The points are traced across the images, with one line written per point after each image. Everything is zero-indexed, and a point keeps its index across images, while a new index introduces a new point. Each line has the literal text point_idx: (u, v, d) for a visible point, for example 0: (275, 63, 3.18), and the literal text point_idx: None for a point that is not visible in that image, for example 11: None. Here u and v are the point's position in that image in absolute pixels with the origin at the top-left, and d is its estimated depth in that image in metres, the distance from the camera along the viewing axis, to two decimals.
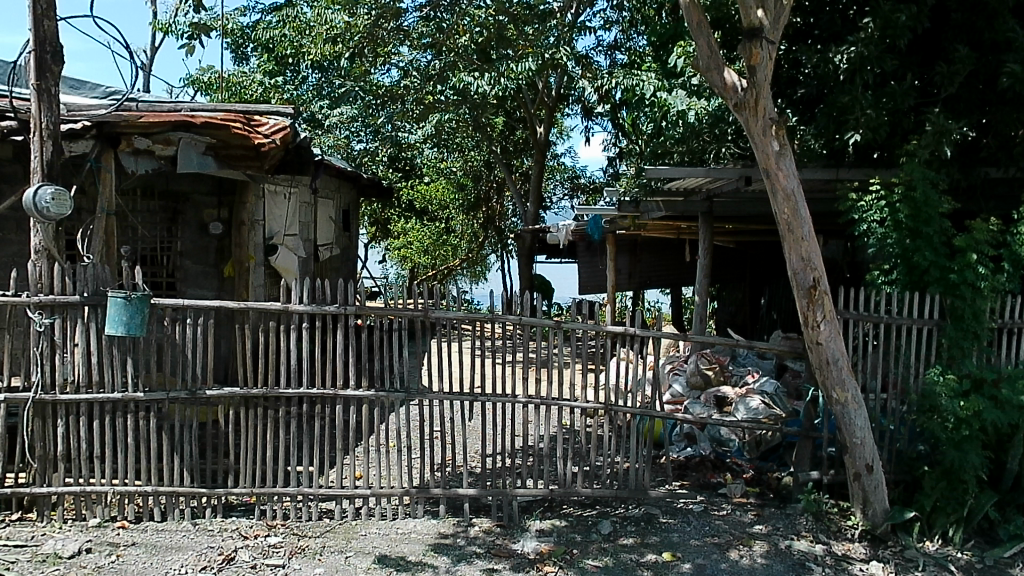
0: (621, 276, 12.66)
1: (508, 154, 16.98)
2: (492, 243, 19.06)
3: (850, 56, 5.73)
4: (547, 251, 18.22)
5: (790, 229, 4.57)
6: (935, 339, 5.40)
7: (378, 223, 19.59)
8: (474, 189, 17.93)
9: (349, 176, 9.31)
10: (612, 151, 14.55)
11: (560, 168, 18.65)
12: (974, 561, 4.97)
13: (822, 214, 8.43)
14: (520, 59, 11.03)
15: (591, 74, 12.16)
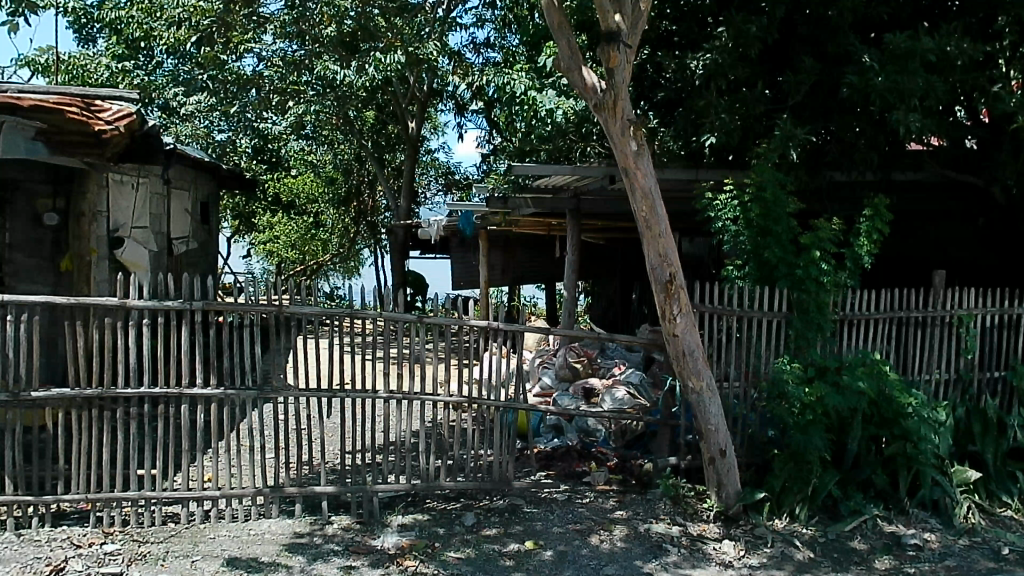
0: (495, 272, 12.91)
1: (380, 148, 16.90)
2: (364, 237, 18.84)
3: (706, 62, 6.00)
4: (421, 247, 18.20)
5: (648, 226, 4.76)
6: (783, 330, 5.77)
7: (242, 216, 18.89)
8: (345, 182, 18.25)
9: (208, 167, 8.97)
10: (485, 149, 14.66)
11: (434, 163, 18.69)
12: (818, 536, 5.35)
13: (682, 212, 8.85)
14: (389, 51, 11.05)
15: (462, 70, 12.18)
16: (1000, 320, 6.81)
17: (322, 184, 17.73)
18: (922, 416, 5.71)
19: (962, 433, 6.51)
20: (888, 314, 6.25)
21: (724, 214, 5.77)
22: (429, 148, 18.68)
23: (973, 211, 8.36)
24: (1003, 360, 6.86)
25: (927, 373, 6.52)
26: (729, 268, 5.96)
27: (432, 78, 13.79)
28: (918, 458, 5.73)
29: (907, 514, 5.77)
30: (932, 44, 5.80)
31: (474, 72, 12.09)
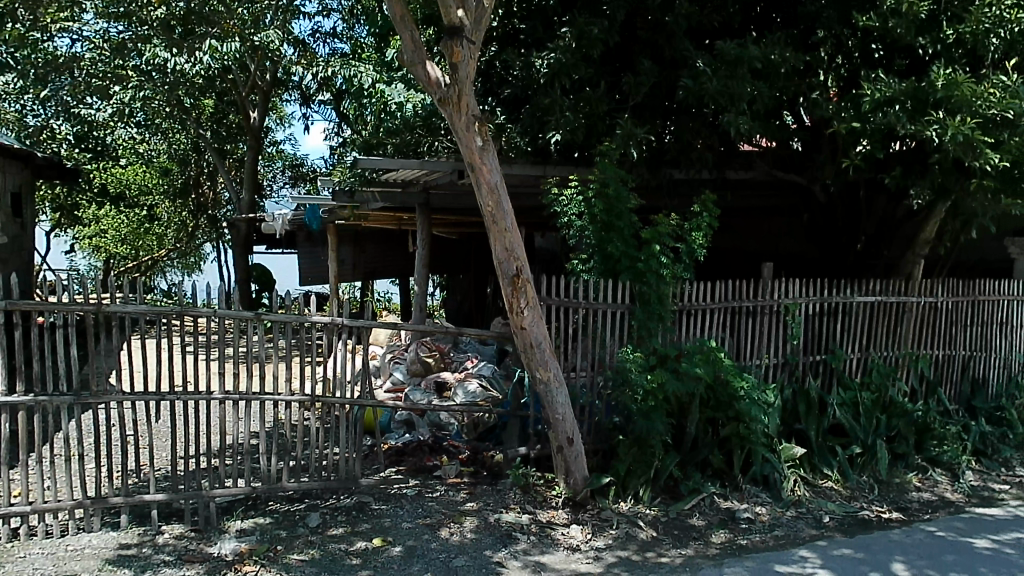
0: (345, 267, 12.59)
1: (220, 139, 16.34)
2: (205, 231, 18.10)
3: (550, 61, 6.18)
4: (267, 241, 17.61)
5: (494, 221, 4.83)
6: (626, 321, 6.03)
7: (65, 209, 17.53)
8: (181, 174, 17.19)
9: (17, 154, 8.27)
10: (335, 141, 14.29)
11: (281, 154, 18.12)
12: (660, 516, 5.63)
13: (529, 208, 9.07)
14: (226, 39, 10.87)
15: (306, 60, 11.89)
16: (821, 307, 7.43)
17: (156, 176, 16.73)
18: (753, 398, 6.10)
19: (789, 412, 7.05)
20: (721, 304, 6.67)
21: (569, 210, 5.96)
22: (274, 139, 18.06)
23: (798, 207, 9.04)
24: (824, 345, 7.47)
25: (758, 358, 7.01)
26: (575, 262, 6.16)
27: (275, 66, 13.31)
28: (750, 438, 6.16)
29: (741, 489, 6.20)
30: (758, 52, 6.21)
31: (320, 62, 11.83)
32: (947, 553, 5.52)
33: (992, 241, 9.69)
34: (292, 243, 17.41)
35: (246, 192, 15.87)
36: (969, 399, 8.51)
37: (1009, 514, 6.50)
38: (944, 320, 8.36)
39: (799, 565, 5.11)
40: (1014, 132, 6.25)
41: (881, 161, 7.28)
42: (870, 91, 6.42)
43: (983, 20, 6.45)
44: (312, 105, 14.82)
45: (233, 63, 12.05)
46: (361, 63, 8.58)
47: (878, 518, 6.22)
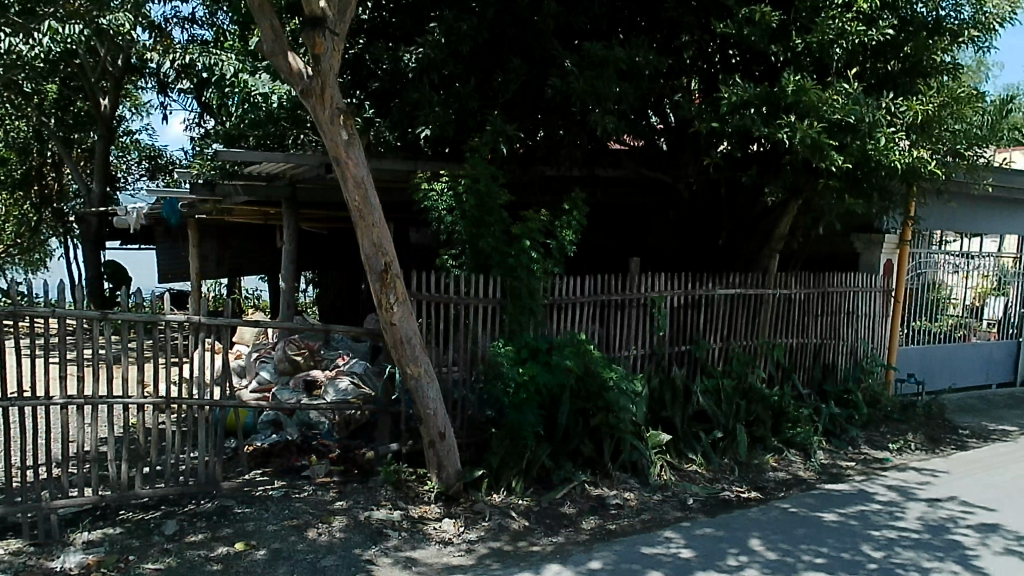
0: (207, 263, 12.47)
1: (66, 127, 15.39)
2: (50, 224, 17.07)
3: (419, 56, 6.36)
4: (121, 237, 16.65)
5: (362, 215, 4.81)
6: (498, 315, 6.12)
7: None
8: (22, 163, 16.24)
9: None
10: (195, 132, 13.66)
11: (136, 145, 17.17)
12: (532, 505, 5.73)
13: (397, 202, 9.02)
14: (68, 20, 10.17)
15: (163, 45, 11.24)
16: (684, 300, 7.79)
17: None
18: (621, 388, 6.34)
19: (656, 401, 7.37)
20: (591, 298, 6.88)
21: (440, 205, 6.04)
22: (129, 130, 17.09)
23: (665, 204, 9.43)
24: (687, 335, 7.84)
25: (626, 349, 7.27)
26: (445, 256, 6.21)
27: (128, 51, 12.58)
28: (619, 427, 6.39)
29: (611, 476, 6.41)
30: (622, 54, 6.43)
31: (177, 49, 11.23)
32: (798, 527, 5.93)
33: (840, 237, 10.43)
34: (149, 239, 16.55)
35: (96, 184, 15.04)
36: (820, 383, 9.18)
37: (853, 488, 7.05)
38: (797, 311, 8.95)
39: (663, 546, 5.36)
40: (856, 136, 6.80)
41: (738, 161, 7.71)
42: (727, 94, 6.81)
43: (828, 31, 6.90)
44: (169, 94, 14.10)
45: (78, 46, 11.32)
46: (222, 50, 8.33)
47: (737, 498, 6.59)
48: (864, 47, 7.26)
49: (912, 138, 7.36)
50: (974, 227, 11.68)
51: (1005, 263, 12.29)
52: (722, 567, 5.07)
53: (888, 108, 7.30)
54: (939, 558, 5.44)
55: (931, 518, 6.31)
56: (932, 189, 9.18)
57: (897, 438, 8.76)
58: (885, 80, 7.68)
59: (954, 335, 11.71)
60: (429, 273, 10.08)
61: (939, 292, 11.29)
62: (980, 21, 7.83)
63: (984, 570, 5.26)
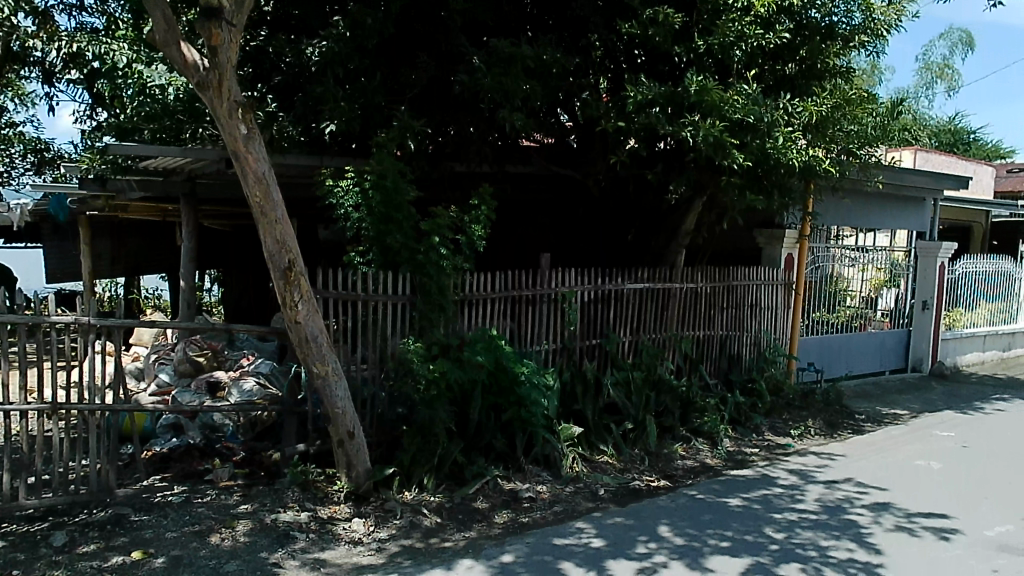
0: (101, 262, 12.02)
1: None
2: None
3: (322, 49, 6.23)
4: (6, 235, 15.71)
5: (263, 212, 4.70)
6: (408, 312, 6.13)
7: None
8: None
9: None
10: (86, 125, 13.02)
11: (22, 137, 16.23)
12: (444, 502, 5.73)
13: (302, 198, 8.88)
14: None
15: None
16: (594, 295, 7.93)
17: None
18: (531, 381, 6.39)
19: (567, 394, 7.47)
20: (501, 294, 6.93)
21: (345, 202, 5.99)
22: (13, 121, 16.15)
23: (575, 200, 9.57)
24: (598, 330, 7.99)
25: (538, 344, 7.35)
26: (353, 254, 6.15)
27: None
28: (531, 421, 6.46)
29: (523, 470, 6.47)
30: (530, 51, 6.51)
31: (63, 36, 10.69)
32: (705, 513, 6.13)
33: (744, 232, 10.81)
34: (37, 237, 15.68)
35: None
36: (726, 373, 9.52)
37: (756, 474, 7.34)
38: (703, 304, 9.24)
39: (575, 536, 5.45)
40: (755, 135, 7.05)
41: (645, 159, 7.90)
42: (633, 93, 6.93)
43: (728, 33, 7.15)
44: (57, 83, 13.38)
45: None
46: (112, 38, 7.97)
47: (647, 487, 6.77)
48: (762, 50, 7.56)
49: (807, 138, 7.72)
50: (867, 222, 12.31)
51: (898, 257, 13.01)
52: (632, 555, 5.19)
53: (785, 109, 7.61)
54: (836, 537, 5.74)
55: (829, 499, 6.63)
56: (828, 186, 9.57)
57: (798, 424, 9.16)
58: (783, 82, 8.03)
59: (852, 325, 12.30)
60: (337, 270, 9.94)
61: (837, 284, 11.86)
62: (870, 27, 8.15)
63: (875, 547, 5.57)
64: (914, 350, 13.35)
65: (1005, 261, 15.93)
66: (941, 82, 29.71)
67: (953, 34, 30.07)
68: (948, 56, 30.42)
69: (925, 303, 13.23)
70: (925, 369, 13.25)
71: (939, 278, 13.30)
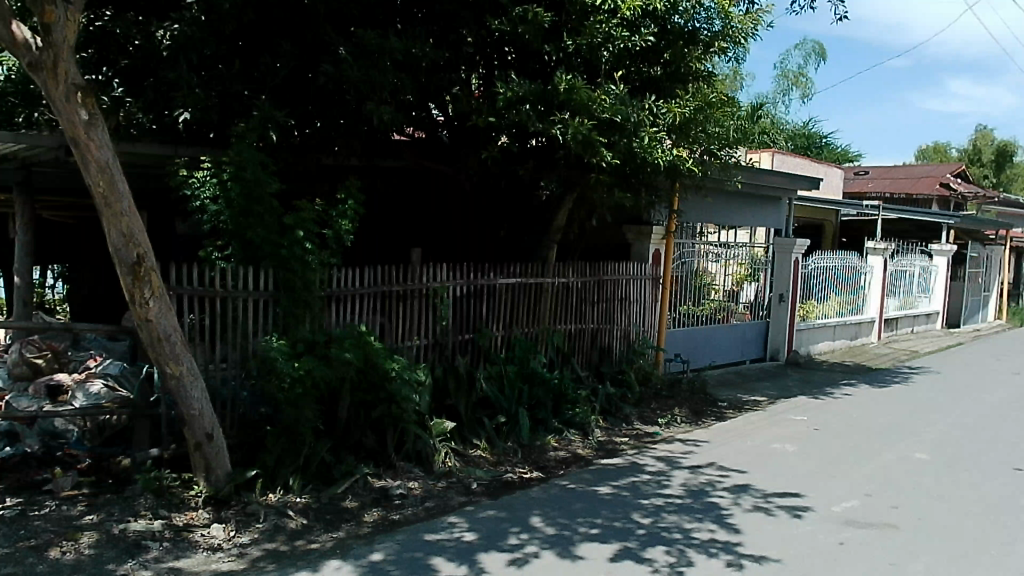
0: None
1: None
2: None
3: (174, 34, 6.19)
4: None
5: (108, 203, 4.42)
6: (271, 309, 5.96)
7: None
8: None
9: None
10: None
11: None
12: (311, 502, 5.59)
13: (155, 186, 8.46)
14: None
15: None
16: (467, 289, 7.95)
17: None
18: (404, 378, 6.36)
19: (440, 389, 7.48)
20: (370, 289, 6.84)
21: (203, 193, 5.79)
22: None
23: (449, 195, 9.58)
24: (470, 324, 8.01)
25: (408, 340, 7.30)
26: (209, 249, 5.93)
27: None
28: (402, 417, 6.41)
29: (395, 467, 6.41)
30: (398, 44, 6.51)
31: None
32: (575, 502, 6.29)
33: (613, 227, 11.14)
34: None
35: None
36: (597, 365, 9.78)
37: (625, 462, 7.59)
38: (574, 298, 9.45)
39: (447, 531, 5.45)
40: (623, 135, 7.25)
41: (516, 155, 7.98)
42: (503, 89, 7.01)
43: (595, 34, 7.32)
44: None
45: None
46: None
47: (520, 479, 6.85)
48: (629, 52, 7.76)
49: (671, 138, 8.10)
50: (729, 220, 13.01)
51: (757, 253, 13.81)
52: (503, 547, 5.25)
53: (651, 109, 7.86)
54: (698, 519, 6.02)
55: (692, 484, 6.95)
56: (692, 185, 9.96)
57: (666, 413, 9.55)
58: (648, 83, 8.37)
59: (716, 317, 12.94)
60: (193, 264, 9.47)
61: (702, 279, 12.46)
62: (729, 33, 8.44)
63: (734, 527, 5.89)
64: (772, 340, 14.21)
65: (852, 256, 17.21)
66: (797, 89, 31.75)
67: (807, 45, 32.11)
68: (803, 65, 32.48)
69: (781, 297, 14.17)
70: (781, 358, 14.16)
71: (794, 272, 14.21)
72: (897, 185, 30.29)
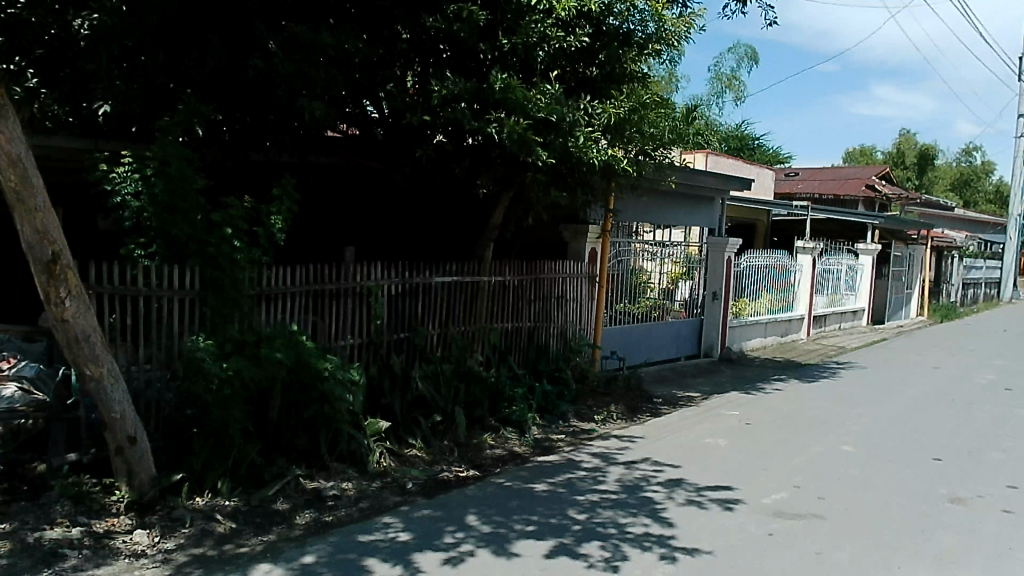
0: None
1: None
2: None
3: (92, 23, 5.97)
4: None
5: (20, 199, 4.25)
6: (197, 308, 5.82)
7: None
8: None
9: None
10: None
11: None
12: (240, 505, 5.48)
13: (75, 181, 8.18)
14: None
15: None
16: (402, 288, 7.90)
17: None
18: (337, 377, 6.28)
19: (374, 388, 7.42)
20: (302, 287, 6.74)
21: (124, 189, 5.63)
22: None
23: (384, 193, 9.51)
24: (405, 323, 7.95)
25: (342, 339, 7.21)
26: (131, 246, 5.78)
27: None
28: (336, 417, 6.32)
29: (328, 468, 6.33)
30: (330, 39, 6.45)
31: None
32: (511, 500, 6.31)
33: (550, 227, 11.22)
34: None
35: None
36: (534, 363, 9.84)
37: (561, 459, 7.66)
38: (511, 296, 9.49)
39: (381, 531, 5.41)
40: (558, 134, 7.28)
41: (451, 153, 7.97)
42: (439, 87, 6.99)
43: (531, 34, 7.35)
44: None
45: None
46: None
47: (456, 477, 6.84)
48: (564, 52, 7.80)
49: (607, 138, 8.15)
50: (663, 218, 13.23)
51: (691, 252, 14.10)
52: (439, 546, 5.23)
53: (586, 109, 7.93)
54: (633, 514, 6.11)
55: (627, 479, 7.06)
56: (628, 185, 10.09)
57: (601, 410, 9.67)
58: (583, 83, 8.44)
59: (651, 315, 13.17)
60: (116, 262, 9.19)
61: (638, 277, 12.66)
62: (663, 36, 8.56)
63: (668, 520, 6.01)
64: (705, 337, 14.53)
65: (783, 255, 17.72)
66: (730, 91, 32.50)
67: (740, 49, 32.90)
68: (737, 68, 33.26)
69: (715, 295, 14.43)
70: (715, 354, 14.54)
71: (727, 271, 14.55)
72: (826, 187, 31.28)
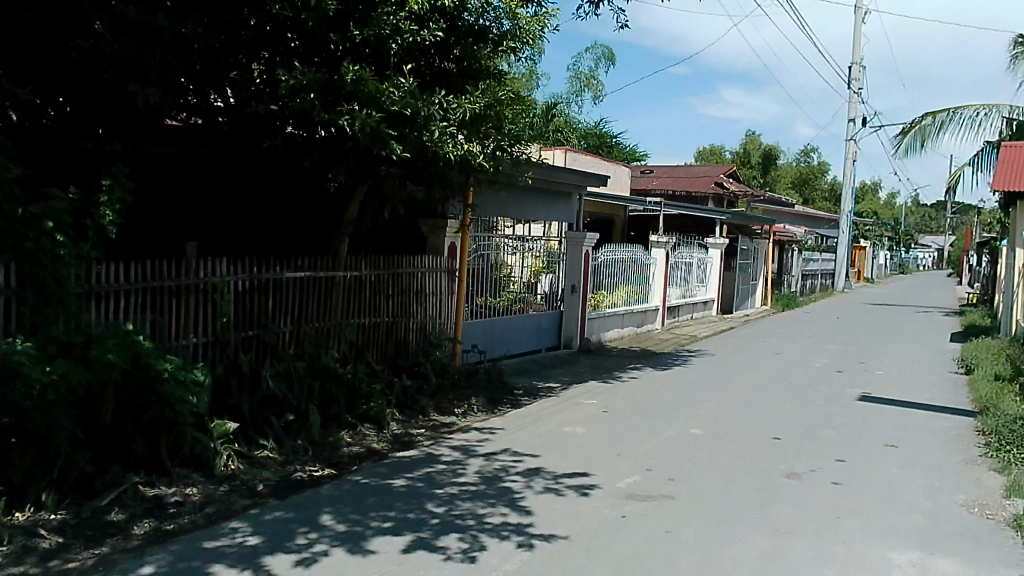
0: None
1: None
2: None
3: None
4: None
5: None
6: (13, 308, 5.36)
7: None
8: None
9: None
10: None
11: None
12: (69, 518, 5.16)
13: None
14: None
15: None
16: (250, 284, 7.63)
17: None
18: (178, 379, 5.96)
19: (221, 389, 7.10)
20: (139, 284, 6.39)
21: None
22: None
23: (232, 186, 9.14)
24: (254, 320, 7.69)
25: (184, 338, 6.89)
26: None
27: None
28: (178, 420, 6.02)
29: (170, 474, 6.03)
30: (167, 23, 6.13)
31: None
32: (368, 497, 6.25)
33: (408, 221, 11.16)
34: None
35: None
36: (392, 358, 9.79)
37: (421, 453, 7.65)
38: (368, 291, 9.37)
39: (228, 537, 5.22)
40: (412, 127, 7.21)
41: (300, 146, 7.68)
42: (286, 77, 6.79)
43: (383, 26, 7.24)
44: None
45: None
46: None
47: (310, 477, 6.69)
48: (418, 46, 7.75)
49: (464, 133, 8.10)
50: (521, 212, 13.44)
51: (552, 246, 14.45)
52: (290, 547, 5.12)
53: (441, 104, 7.89)
54: (491, 505, 6.22)
55: (487, 470, 7.16)
56: (486, 180, 10.18)
57: (462, 403, 9.75)
58: (439, 77, 8.39)
59: (512, 307, 13.41)
60: None
61: (498, 270, 12.83)
62: (517, 34, 8.66)
63: (525, 509, 6.16)
64: (565, 328, 14.96)
65: (638, 249, 18.49)
66: (589, 90, 33.50)
67: (597, 49, 34.06)
68: (595, 68, 34.42)
69: (573, 287, 14.84)
70: (574, 345, 14.94)
71: (586, 264, 14.98)
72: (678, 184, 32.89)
